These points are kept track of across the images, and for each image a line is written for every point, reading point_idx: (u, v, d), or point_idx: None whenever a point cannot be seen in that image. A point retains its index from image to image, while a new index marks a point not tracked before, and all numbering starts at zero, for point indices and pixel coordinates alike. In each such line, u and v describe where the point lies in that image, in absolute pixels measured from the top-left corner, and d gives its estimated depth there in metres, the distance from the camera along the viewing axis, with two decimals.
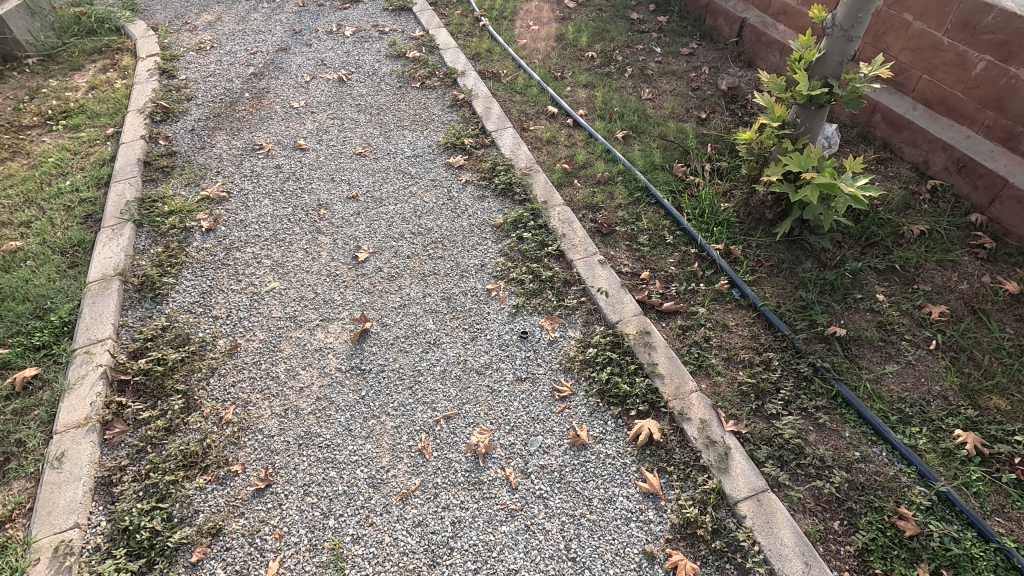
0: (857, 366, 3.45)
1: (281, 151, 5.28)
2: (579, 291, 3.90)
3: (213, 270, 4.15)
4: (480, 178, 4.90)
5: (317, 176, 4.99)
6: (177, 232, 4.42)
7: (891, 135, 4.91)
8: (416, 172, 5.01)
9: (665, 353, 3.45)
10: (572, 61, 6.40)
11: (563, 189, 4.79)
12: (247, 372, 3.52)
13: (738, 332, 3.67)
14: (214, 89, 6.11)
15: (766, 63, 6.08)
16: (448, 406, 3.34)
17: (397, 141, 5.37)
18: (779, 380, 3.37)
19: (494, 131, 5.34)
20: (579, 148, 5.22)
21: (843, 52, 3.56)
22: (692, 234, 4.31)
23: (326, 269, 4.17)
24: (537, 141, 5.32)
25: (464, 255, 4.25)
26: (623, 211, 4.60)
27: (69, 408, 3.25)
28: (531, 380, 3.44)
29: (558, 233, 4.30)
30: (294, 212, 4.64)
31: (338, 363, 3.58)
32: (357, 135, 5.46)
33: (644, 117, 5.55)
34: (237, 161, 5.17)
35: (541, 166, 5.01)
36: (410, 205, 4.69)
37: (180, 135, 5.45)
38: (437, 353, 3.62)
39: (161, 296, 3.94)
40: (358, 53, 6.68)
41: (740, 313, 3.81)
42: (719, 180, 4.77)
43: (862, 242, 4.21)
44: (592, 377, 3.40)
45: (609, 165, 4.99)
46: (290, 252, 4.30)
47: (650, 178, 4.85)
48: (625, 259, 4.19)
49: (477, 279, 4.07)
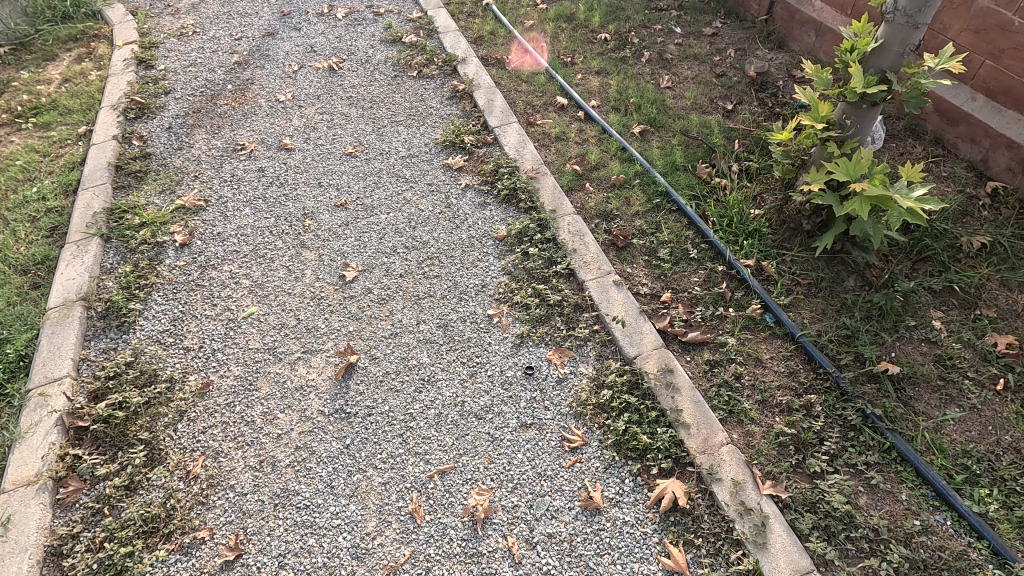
0: (913, 411, 3.00)
1: (264, 152, 4.82)
2: (592, 318, 3.46)
3: (186, 293, 3.75)
4: (482, 182, 4.42)
5: (303, 181, 4.54)
6: (149, 248, 4.02)
7: (945, 130, 4.35)
8: (412, 175, 4.55)
9: (690, 396, 3.03)
10: (583, 45, 5.83)
11: (574, 194, 4.30)
12: (219, 416, 3.15)
13: (774, 367, 3.23)
14: (195, 81, 5.63)
15: (799, 44, 5.47)
16: (443, 459, 2.94)
17: (391, 138, 4.89)
18: (823, 429, 2.93)
19: (497, 127, 4.82)
20: (591, 146, 4.70)
21: (906, 41, 2.99)
22: (720, 248, 3.85)
23: (310, 291, 3.75)
24: (544, 137, 4.81)
25: (463, 274, 3.82)
26: (641, 219, 4.12)
27: (19, 461, 2.89)
28: (538, 428, 3.04)
29: (568, 247, 3.83)
30: (276, 223, 4.21)
31: (321, 406, 3.19)
32: (348, 133, 4.97)
33: (664, 108, 5.01)
34: (217, 164, 4.73)
35: (550, 167, 4.51)
36: (404, 214, 4.24)
37: (156, 134, 5.00)
38: (432, 393, 3.22)
39: (128, 325, 3.56)
40: (351, 38, 6.14)
41: (775, 344, 3.36)
42: (749, 183, 4.28)
43: (914, 256, 3.71)
44: (607, 425, 2.97)
45: (625, 165, 4.48)
46: (270, 270, 3.89)
47: (671, 181, 4.35)
48: (644, 278, 3.74)
49: (477, 302, 3.65)
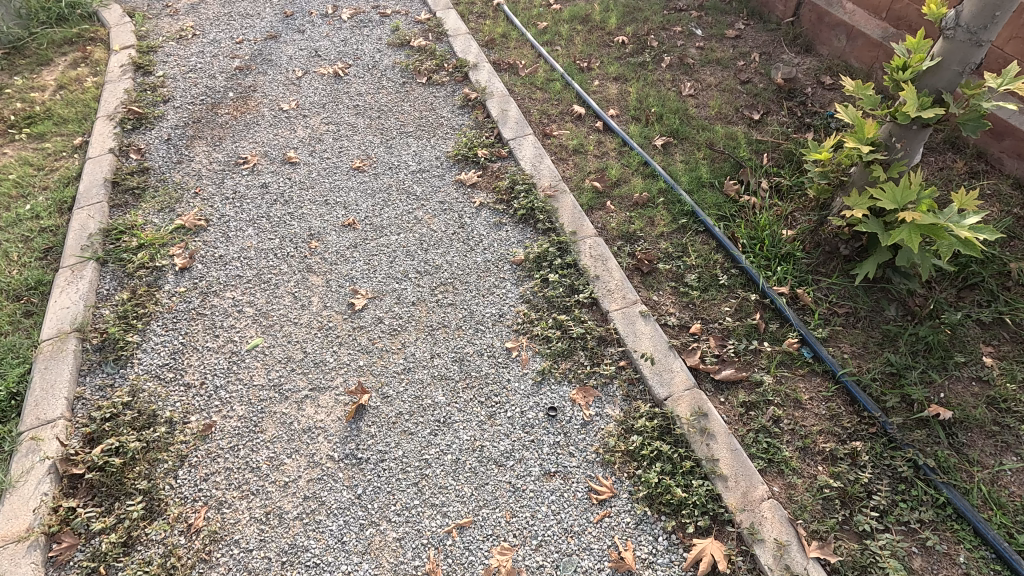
0: (967, 461, 2.79)
1: (268, 166, 4.60)
2: (617, 353, 3.25)
3: (187, 323, 3.55)
4: (497, 201, 4.20)
5: (309, 198, 4.32)
6: (147, 273, 3.82)
7: (989, 145, 4.09)
8: (422, 191, 4.33)
9: (726, 444, 2.82)
10: (599, 48, 5.57)
11: (594, 214, 4.07)
12: (222, 462, 2.96)
13: (814, 409, 3.02)
14: (195, 88, 5.40)
15: (828, 48, 5.19)
16: (462, 512, 2.75)
17: (400, 151, 4.66)
18: (871, 481, 2.72)
19: (512, 139, 4.59)
20: (611, 159, 4.47)
21: (966, 60, 2.75)
22: (751, 274, 3.63)
23: (317, 321, 3.55)
24: (561, 150, 4.56)
25: (479, 302, 3.60)
26: (666, 241, 3.89)
27: (9, 514, 2.70)
28: (563, 477, 2.83)
29: (590, 274, 3.62)
30: (281, 244, 4.01)
31: (330, 450, 3.00)
32: (355, 145, 4.74)
33: (686, 118, 4.76)
34: (218, 178, 4.52)
35: (568, 183, 4.28)
36: (415, 235, 4.02)
37: (154, 146, 4.78)
38: (448, 437, 3.02)
39: (125, 359, 3.36)
40: (357, 41, 5.89)
41: (814, 382, 3.15)
42: (779, 201, 4.05)
43: (959, 283, 3.47)
44: (638, 475, 2.77)
45: (648, 181, 4.25)
46: (275, 296, 3.68)
47: (696, 199, 4.12)
48: (671, 307, 3.52)
49: (494, 333, 3.44)
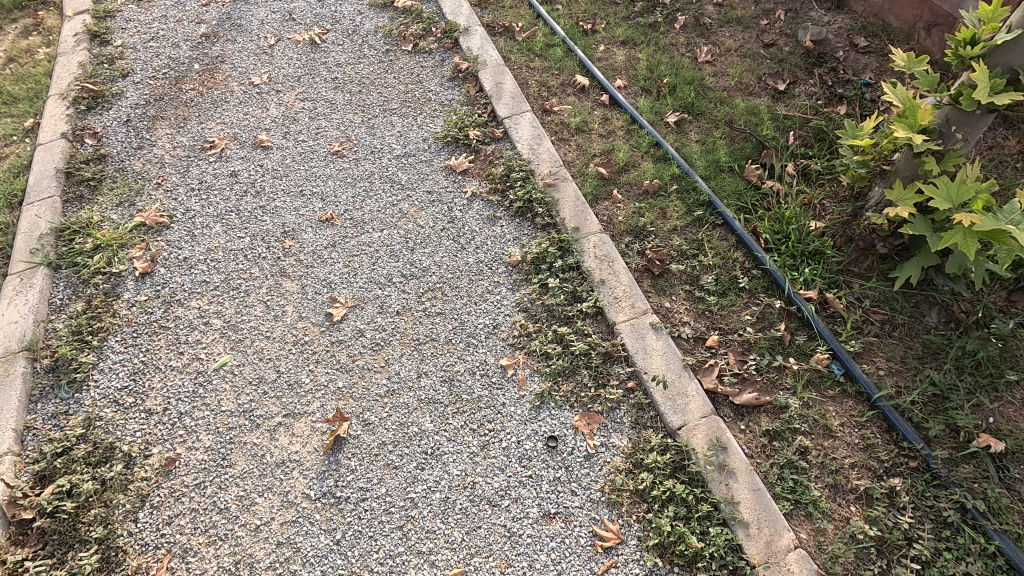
0: (1021, 501, 2.46)
1: (237, 151, 4.15)
2: (625, 373, 2.90)
3: (148, 338, 3.21)
4: (490, 190, 3.77)
5: (282, 189, 3.90)
6: (104, 280, 3.45)
7: None
8: (408, 179, 3.89)
9: (748, 483, 2.52)
10: (605, 7, 4.97)
11: (599, 205, 3.65)
12: (187, 502, 2.68)
13: (846, 438, 2.68)
14: (157, 59, 4.87)
15: (863, 3, 4.57)
16: (451, 561, 2.47)
17: (384, 132, 4.19)
18: (911, 526, 2.40)
19: (507, 118, 4.11)
20: (618, 139, 3.99)
21: None
22: (776, 276, 3.23)
23: (292, 335, 3.20)
24: (562, 128, 4.08)
25: (470, 311, 3.24)
26: (679, 236, 3.48)
27: None
28: (563, 519, 2.54)
29: (594, 278, 3.23)
30: (251, 244, 3.62)
31: (306, 487, 2.71)
32: (334, 125, 4.27)
33: (703, 89, 4.24)
34: (183, 166, 4.08)
35: (570, 168, 3.83)
36: (400, 232, 3.62)
37: (112, 129, 4.32)
38: (436, 472, 2.72)
39: (80, 382, 3.04)
40: (335, 2, 5.29)
41: (846, 405, 2.80)
42: (807, 188, 3.60)
43: (1012, 285, 3.06)
44: (648, 520, 2.48)
45: (659, 166, 3.79)
46: (245, 306, 3.33)
47: (714, 186, 3.67)
48: (684, 316, 3.15)
49: (487, 348, 3.09)
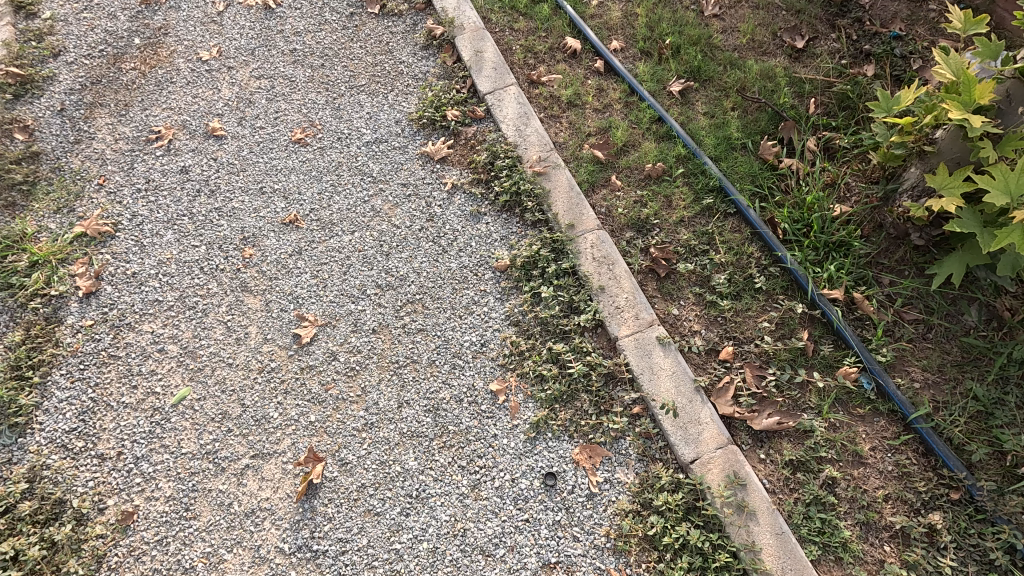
0: None
1: (187, 142, 3.68)
2: (630, 397, 2.59)
3: (97, 370, 2.87)
4: (473, 181, 3.35)
5: (239, 186, 3.47)
6: (43, 303, 3.06)
7: None
8: (380, 170, 3.45)
9: (770, 525, 2.25)
10: None
11: (596, 194, 3.23)
12: (149, 563, 2.42)
13: (879, 466, 2.41)
14: (90, 32, 4.28)
15: None
16: None
17: (351, 114, 3.71)
18: (954, 570, 2.16)
19: (489, 93, 3.62)
20: (615, 114, 3.52)
21: None
22: (797, 274, 2.87)
23: (257, 361, 2.87)
24: (552, 102, 3.59)
25: (454, 327, 2.89)
26: (687, 229, 3.09)
27: None
28: (565, 570, 2.29)
29: (592, 284, 2.87)
30: (207, 254, 3.22)
31: (279, 540, 2.44)
32: (295, 107, 3.78)
33: (710, 49, 3.72)
34: (127, 163, 3.62)
35: (562, 151, 3.39)
36: (373, 234, 3.23)
37: (45, 121, 3.81)
38: (422, 518, 2.44)
39: (22, 425, 2.71)
40: None
41: (877, 426, 2.51)
42: (831, 167, 3.18)
43: None
44: (660, 570, 2.22)
45: (662, 145, 3.35)
46: (204, 328, 2.98)
47: (725, 168, 3.25)
48: (694, 324, 2.81)
49: (475, 370, 2.76)
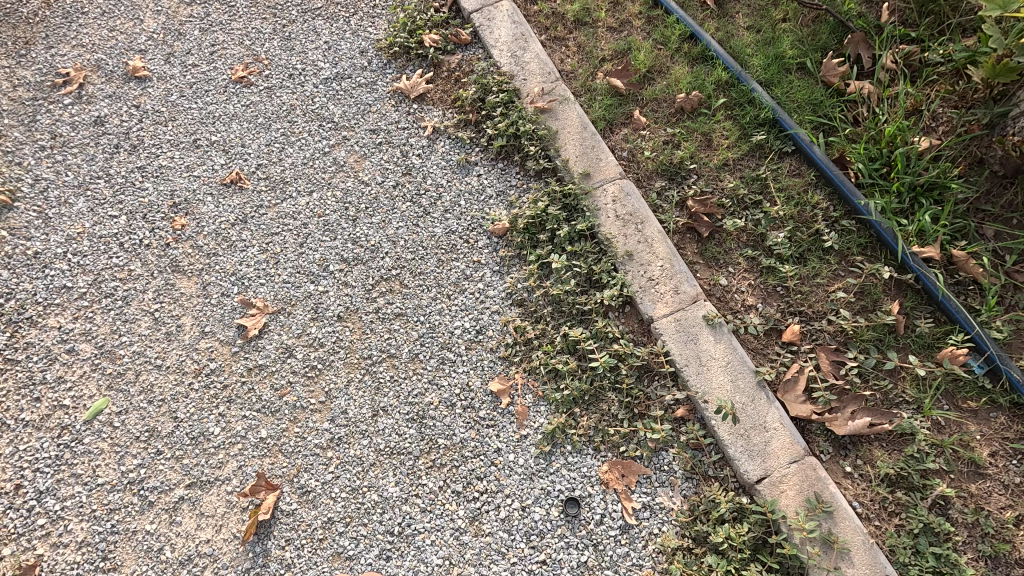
0: None
1: (103, 86, 2.95)
2: (673, 397, 2.00)
3: None
4: (459, 123, 2.66)
5: (169, 140, 2.77)
6: None
7: None
8: (343, 114, 2.75)
9: (868, 568, 1.69)
10: None
11: (615, 135, 2.55)
12: None
13: (1002, 478, 1.84)
14: None
15: None
16: None
17: (305, 44, 2.97)
18: None
19: (476, 12, 2.88)
20: (634, 32, 2.79)
21: None
22: (879, 229, 2.22)
23: (193, 362, 2.26)
24: (555, 21, 2.86)
25: (442, 311, 2.29)
26: (733, 175, 2.43)
27: None
28: None
29: (616, 250, 2.24)
30: (129, 226, 2.56)
31: None
32: (235, 39, 3.04)
33: None
34: (27, 113, 2.88)
35: (569, 82, 2.68)
36: (336, 194, 2.56)
37: None
38: (408, 562, 1.88)
39: None
40: None
41: (995, 424, 1.92)
42: (913, 88, 2.49)
43: None
44: None
45: (697, 69, 2.64)
46: (125, 322, 2.35)
47: (778, 95, 2.56)
48: (747, 299, 2.20)
49: (468, 367, 2.17)
